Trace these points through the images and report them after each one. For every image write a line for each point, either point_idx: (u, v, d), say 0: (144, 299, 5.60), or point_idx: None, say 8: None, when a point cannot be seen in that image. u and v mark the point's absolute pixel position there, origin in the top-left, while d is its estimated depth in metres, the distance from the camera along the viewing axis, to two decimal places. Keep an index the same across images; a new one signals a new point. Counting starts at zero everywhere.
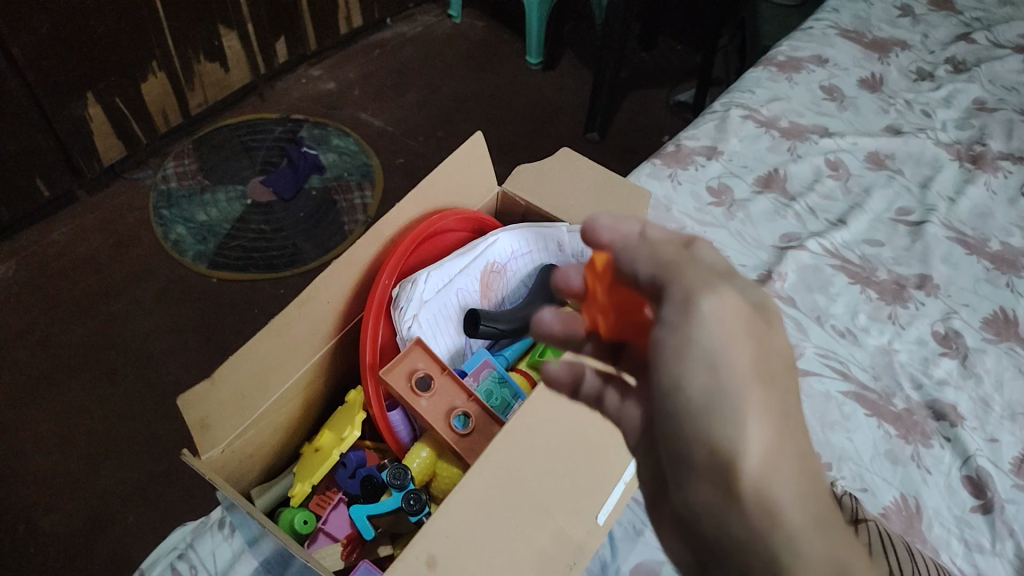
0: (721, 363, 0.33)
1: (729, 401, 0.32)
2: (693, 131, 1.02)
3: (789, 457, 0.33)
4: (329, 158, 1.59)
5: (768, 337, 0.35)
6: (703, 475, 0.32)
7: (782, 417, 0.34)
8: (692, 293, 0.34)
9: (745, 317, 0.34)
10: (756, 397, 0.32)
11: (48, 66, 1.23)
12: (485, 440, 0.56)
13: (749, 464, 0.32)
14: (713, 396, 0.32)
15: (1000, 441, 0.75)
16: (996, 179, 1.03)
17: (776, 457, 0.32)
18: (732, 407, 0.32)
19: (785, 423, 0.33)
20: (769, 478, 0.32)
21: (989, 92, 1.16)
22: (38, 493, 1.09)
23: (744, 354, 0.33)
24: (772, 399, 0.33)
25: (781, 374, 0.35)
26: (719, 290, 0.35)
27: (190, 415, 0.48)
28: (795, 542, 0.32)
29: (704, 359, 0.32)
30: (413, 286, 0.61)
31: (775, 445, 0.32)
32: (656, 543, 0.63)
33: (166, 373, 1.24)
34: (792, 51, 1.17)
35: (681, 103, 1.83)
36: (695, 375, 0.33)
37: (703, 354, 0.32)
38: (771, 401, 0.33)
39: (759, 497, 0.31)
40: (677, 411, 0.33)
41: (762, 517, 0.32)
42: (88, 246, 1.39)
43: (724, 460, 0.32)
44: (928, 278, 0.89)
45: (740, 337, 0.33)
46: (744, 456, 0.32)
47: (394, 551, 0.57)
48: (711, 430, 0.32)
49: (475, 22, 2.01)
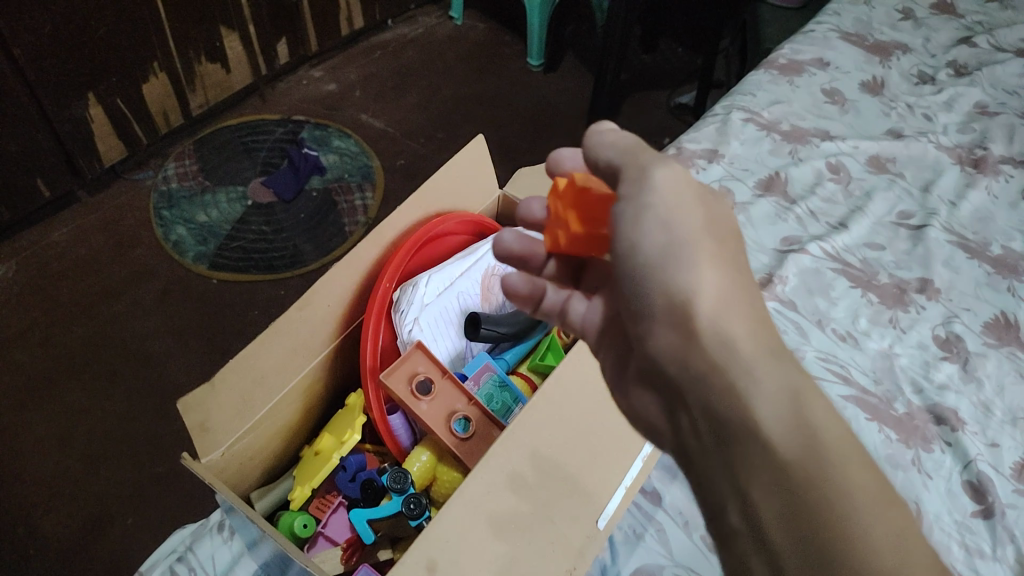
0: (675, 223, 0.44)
1: (682, 250, 0.44)
2: (694, 134, 1.02)
3: (732, 294, 0.44)
4: (330, 159, 1.59)
5: (713, 206, 0.47)
6: (663, 316, 0.45)
7: (725, 264, 0.46)
8: (650, 174, 0.46)
9: (691, 189, 0.46)
10: (704, 249, 0.44)
11: (49, 67, 1.23)
12: (484, 444, 0.57)
13: (702, 299, 0.43)
14: (670, 248, 0.44)
15: (1001, 446, 0.75)
16: (997, 183, 1.03)
17: (722, 293, 0.44)
18: (684, 254, 0.44)
19: (729, 267, 0.45)
20: (717, 309, 0.43)
21: (990, 96, 1.16)
22: (37, 494, 1.09)
23: (690, 215, 0.44)
24: (717, 249, 0.45)
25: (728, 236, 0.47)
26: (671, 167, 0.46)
27: (190, 420, 0.49)
28: (747, 362, 0.43)
29: (659, 219, 0.44)
30: (414, 289, 0.61)
31: (721, 284, 0.44)
32: (656, 547, 0.63)
33: (166, 374, 1.24)
34: (794, 54, 1.17)
35: (682, 105, 1.83)
36: (653, 235, 0.44)
37: (658, 218, 0.44)
38: (716, 251, 0.45)
39: (711, 323, 0.43)
40: (643, 260, 0.45)
41: (715, 339, 0.43)
42: (88, 247, 1.39)
43: (681, 297, 0.44)
44: (929, 282, 0.89)
45: (686, 204, 0.45)
46: (698, 294, 0.44)
47: (394, 555, 0.56)
48: (669, 276, 0.44)
49: (476, 24, 2.01)
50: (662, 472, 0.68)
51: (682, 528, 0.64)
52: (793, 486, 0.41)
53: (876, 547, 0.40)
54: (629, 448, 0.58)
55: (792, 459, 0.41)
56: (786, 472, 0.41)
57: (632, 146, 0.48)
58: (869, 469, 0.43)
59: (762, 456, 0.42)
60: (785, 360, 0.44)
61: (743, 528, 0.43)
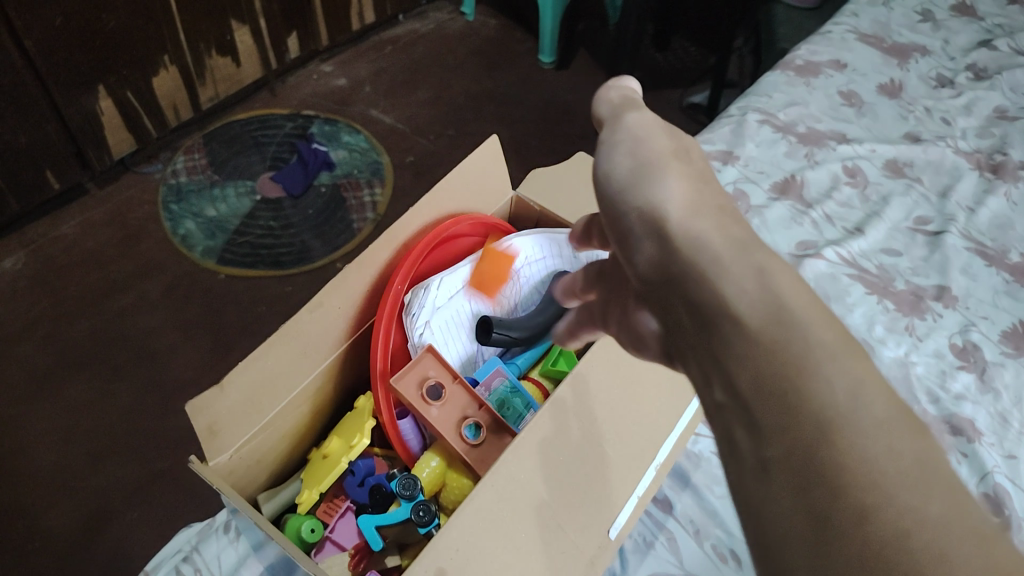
0: (643, 146, 0.42)
1: (650, 167, 0.40)
2: (709, 135, 1.00)
3: (716, 208, 0.38)
4: (339, 155, 1.58)
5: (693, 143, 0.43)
6: (641, 234, 0.39)
7: (707, 183, 0.40)
8: (621, 115, 0.44)
9: (663, 124, 0.43)
10: (674, 166, 0.40)
11: (59, 61, 1.23)
12: (496, 451, 0.56)
13: (674, 210, 0.38)
14: (638, 162, 0.40)
15: (1018, 459, 0.74)
16: (1016, 189, 1.01)
17: (697, 199, 0.38)
18: (652, 168, 0.40)
19: (708, 183, 0.40)
20: (691, 218, 0.38)
21: (1011, 100, 1.14)
22: (43, 486, 1.09)
23: (659, 140, 0.41)
24: (691, 169, 0.40)
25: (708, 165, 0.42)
26: (646, 112, 0.44)
27: (199, 423, 0.47)
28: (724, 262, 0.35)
29: (626, 143, 0.41)
30: (426, 291, 0.60)
31: (696, 196, 0.39)
32: (667, 556, 0.63)
33: (173, 368, 1.24)
34: (811, 55, 1.15)
35: (694, 105, 1.81)
36: (619, 159, 0.41)
37: (625, 141, 0.42)
38: (690, 169, 0.40)
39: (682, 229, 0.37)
40: (610, 181, 0.41)
41: (685, 241, 0.37)
42: (97, 240, 1.39)
43: (651, 213, 0.39)
44: (947, 290, 0.88)
45: (658, 135, 0.42)
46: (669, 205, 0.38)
47: (403, 561, 0.55)
48: (636, 191, 0.40)
49: (488, 20, 1.99)
50: (673, 480, 0.67)
51: (693, 537, 0.64)
52: (760, 362, 0.31)
53: (843, 399, 0.29)
54: (643, 458, 0.57)
55: (758, 323, 0.32)
56: (748, 331, 0.32)
57: (623, 102, 0.46)
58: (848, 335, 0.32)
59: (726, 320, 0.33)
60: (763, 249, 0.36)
61: (725, 404, 0.32)
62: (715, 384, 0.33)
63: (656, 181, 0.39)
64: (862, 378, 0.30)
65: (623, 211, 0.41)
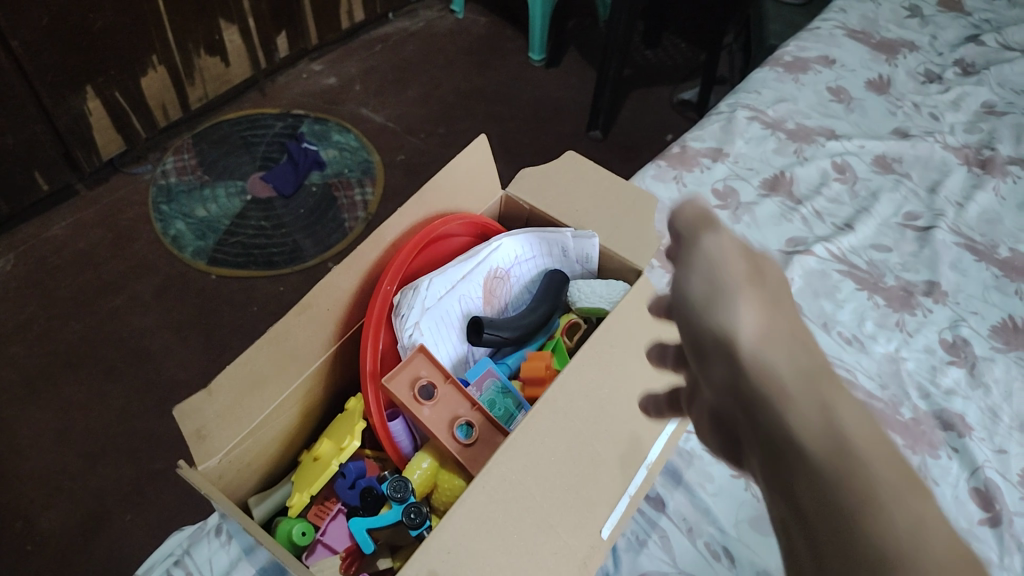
0: (717, 271, 0.46)
1: (725, 294, 0.45)
2: (699, 132, 1.00)
3: (783, 332, 0.44)
4: (330, 154, 1.58)
5: (765, 263, 0.47)
6: (715, 357, 0.45)
7: (778, 308, 0.45)
8: (697, 233, 0.47)
9: (738, 249, 0.47)
10: (748, 293, 0.45)
11: (47, 62, 1.22)
12: (488, 451, 0.55)
13: (746, 337, 0.43)
14: (712, 291, 0.45)
15: (1009, 453, 0.74)
16: (1005, 184, 1.02)
17: (769, 330, 0.44)
18: (725, 295, 0.45)
19: (778, 308, 0.45)
20: (764, 346, 0.43)
21: (998, 95, 1.14)
22: (35, 490, 1.08)
23: (736, 266, 0.46)
24: (764, 293, 0.45)
25: (780, 282, 0.47)
26: (722, 229, 0.47)
27: (186, 428, 0.47)
28: (788, 389, 0.41)
29: (704, 274, 0.46)
30: (415, 292, 0.59)
31: (768, 325, 0.44)
32: (659, 555, 0.63)
33: (165, 369, 1.23)
34: (800, 51, 1.15)
35: (685, 102, 1.81)
36: (697, 286, 0.46)
37: (701, 270, 0.46)
38: (762, 293, 0.45)
39: (756, 358, 0.42)
40: (689, 307, 0.46)
41: (757, 366, 0.42)
42: (87, 241, 1.38)
43: (725, 339, 0.44)
44: (936, 285, 0.88)
45: (733, 259, 0.46)
46: (741, 331, 0.43)
47: (395, 564, 0.55)
48: (714, 320, 0.45)
49: (478, 18, 1.99)
50: (666, 478, 0.68)
51: (685, 535, 0.65)
52: (823, 486, 0.38)
53: (904, 538, 0.36)
54: (634, 458, 0.58)
55: (827, 460, 0.38)
56: (819, 470, 0.38)
57: (699, 220, 0.48)
58: (904, 465, 0.38)
59: (795, 455, 0.40)
60: (829, 378, 0.42)
61: (793, 523, 0.39)
62: (784, 505, 0.40)
63: (728, 311, 0.44)
64: (923, 513, 0.36)
65: (699, 332, 0.46)
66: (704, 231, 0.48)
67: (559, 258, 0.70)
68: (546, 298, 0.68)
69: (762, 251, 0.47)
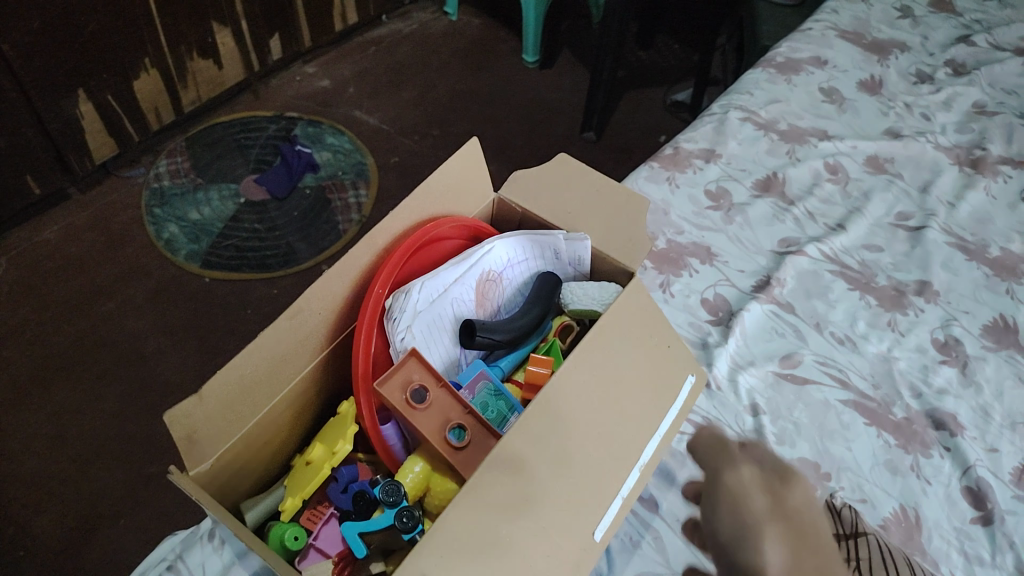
0: (742, 507, 0.49)
1: (751, 528, 0.47)
2: (692, 134, 1.00)
3: (805, 565, 0.46)
4: (324, 157, 1.57)
5: (785, 491, 0.51)
6: None
7: (800, 539, 0.48)
8: (721, 470, 0.53)
9: (759, 482, 0.51)
10: (772, 526, 0.48)
11: (39, 66, 1.22)
12: (480, 454, 0.54)
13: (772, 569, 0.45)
14: (739, 532, 0.48)
15: (1000, 451, 0.74)
16: (996, 183, 1.02)
17: (793, 572, 0.46)
18: (753, 535, 0.47)
19: (802, 544, 0.47)
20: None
21: (989, 95, 1.15)
22: (28, 495, 1.08)
23: (758, 499, 0.49)
24: (788, 529, 0.48)
25: (805, 515, 0.50)
26: (741, 465, 0.52)
27: (177, 432, 0.47)
28: None
29: (730, 506, 0.49)
30: (407, 296, 0.59)
31: (792, 560, 0.46)
32: (653, 556, 0.63)
33: (159, 373, 1.22)
34: (792, 52, 1.16)
35: (678, 102, 1.82)
36: (724, 518, 0.49)
37: (727, 500, 0.50)
38: (789, 530, 0.48)
39: None
40: (720, 544, 0.48)
41: None
42: (80, 245, 1.37)
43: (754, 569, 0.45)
44: (928, 285, 0.88)
45: (754, 493, 0.50)
46: (768, 564, 0.45)
47: (387, 568, 0.55)
48: (742, 552, 0.47)
49: (472, 20, 1.99)
50: (659, 479, 0.68)
51: (679, 536, 0.65)
52: None
53: None
54: (627, 461, 0.58)
55: None
56: None
57: (719, 452, 0.54)
58: None
59: None
60: None
61: None
62: None
63: (754, 548, 0.46)
64: None
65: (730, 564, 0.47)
66: (726, 467, 0.53)
67: (551, 260, 0.70)
68: (538, 300, 0.67)
69: (786, 484, 0.51)
